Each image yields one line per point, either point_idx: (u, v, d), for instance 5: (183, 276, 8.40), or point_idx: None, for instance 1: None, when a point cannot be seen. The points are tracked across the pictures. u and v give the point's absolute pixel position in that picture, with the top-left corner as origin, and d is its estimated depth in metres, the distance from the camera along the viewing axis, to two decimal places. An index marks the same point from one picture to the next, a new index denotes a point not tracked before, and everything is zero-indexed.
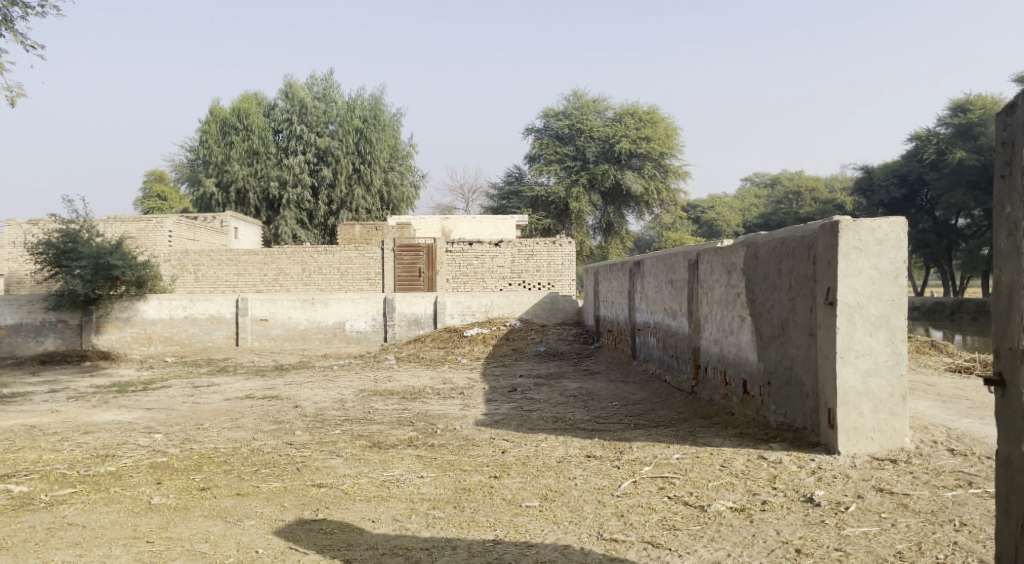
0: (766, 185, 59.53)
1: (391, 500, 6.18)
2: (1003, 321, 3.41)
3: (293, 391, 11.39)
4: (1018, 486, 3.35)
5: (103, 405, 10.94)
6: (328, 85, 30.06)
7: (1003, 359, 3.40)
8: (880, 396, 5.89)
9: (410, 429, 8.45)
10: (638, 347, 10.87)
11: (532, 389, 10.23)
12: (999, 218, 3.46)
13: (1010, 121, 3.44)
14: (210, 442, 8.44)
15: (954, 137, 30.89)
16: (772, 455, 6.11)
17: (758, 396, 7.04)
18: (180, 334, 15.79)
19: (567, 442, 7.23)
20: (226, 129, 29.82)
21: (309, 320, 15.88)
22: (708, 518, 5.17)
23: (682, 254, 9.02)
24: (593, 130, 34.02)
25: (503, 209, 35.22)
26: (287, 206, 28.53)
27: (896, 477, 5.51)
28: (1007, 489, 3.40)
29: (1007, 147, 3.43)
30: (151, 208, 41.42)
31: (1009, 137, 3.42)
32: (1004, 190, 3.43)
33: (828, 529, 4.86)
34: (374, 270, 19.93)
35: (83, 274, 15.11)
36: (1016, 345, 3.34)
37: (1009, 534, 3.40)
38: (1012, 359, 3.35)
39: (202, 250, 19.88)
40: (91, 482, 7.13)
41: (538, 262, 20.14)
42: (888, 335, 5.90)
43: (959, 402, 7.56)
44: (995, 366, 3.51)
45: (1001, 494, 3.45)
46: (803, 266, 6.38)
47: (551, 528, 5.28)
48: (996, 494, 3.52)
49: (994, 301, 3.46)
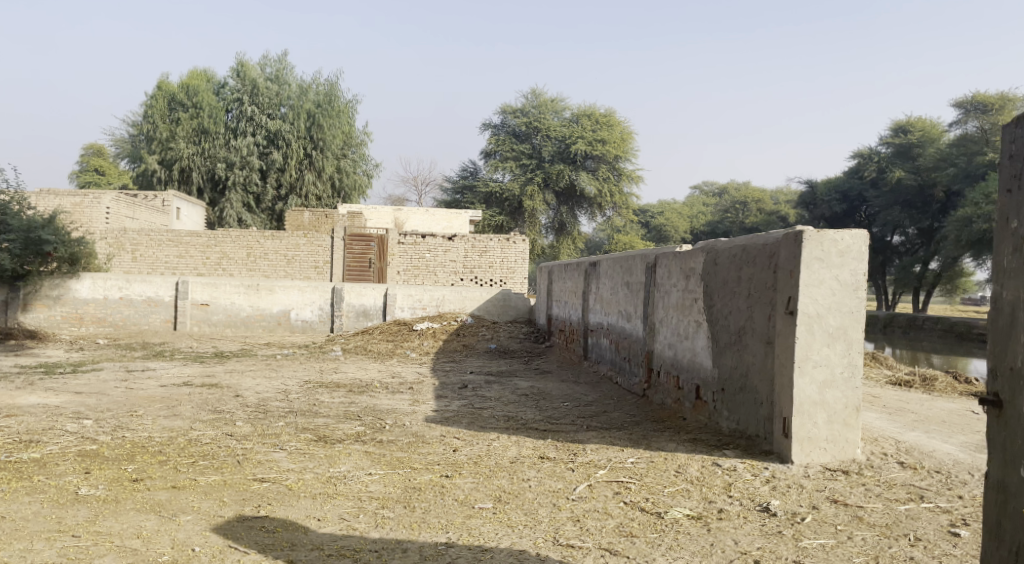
0: (714, 194, 60.33)
1: (338, 498, 6.00)
2: (1003, 340, 3.41)
3: (235, 380, 11.08)
4: (1012, 510, 3.37)
5: (29, 387, 10.50)
6: (282, 67, 29.43)
7: (1001, 380, 3.41)
8: (835, 407, 5.90)
9: (357, 424, 8.26)
10: (590, 348, 10.85)
11: (482, 386, 10.11)
12: (1001, 233, 3.46)
13: (1020, 135, 3.42)
14: (145, 430, 8.12)
15: (895, 156, 31.63)
16: (726, 463, 6.08)
17: (711, 402, 7.04)
18: (114, 316, 15.29)
19: (519, 443, 7.12)
20: (173, 106, 29.06)
21: (253, 307, 15.53)
22: (665, 525, 5.12)
23: (639, 258, 8.99)
24: (550, 129, 33.95)
25: (457, 203, 35.05)
26: (233, 188, 27.80)
27: (849, 488, 5.53)
28: (999, 513, 3.42)
29: (1015, 162, 3.42)
30: (88, 182, 40.19)
31: (1018, 150, 3.41)
32: (1009, 205, 3.42)
33: (785, 540, 4.85)
34: (323, 259, 19.54)
35: (13, 249, 14.32)
36: (1017, 366, 3.34)
37: (999, 559, 3.43)
38: (1013, 380, 3.36)
39: (140, 229, 19.28)
40: (12, 470, 6.79)
41: (491, 259, 20.05)
42: (846, 347, 5.91)
43: (905, 415, 7.67)
44: (988, 385, 3.52)
45: (990, 516, 3.47)
46: (763, 275, 6.38)
47: (504, 532, 5.18)
48: (983, 517, 3.53)
49: (993, 319, 3.46)
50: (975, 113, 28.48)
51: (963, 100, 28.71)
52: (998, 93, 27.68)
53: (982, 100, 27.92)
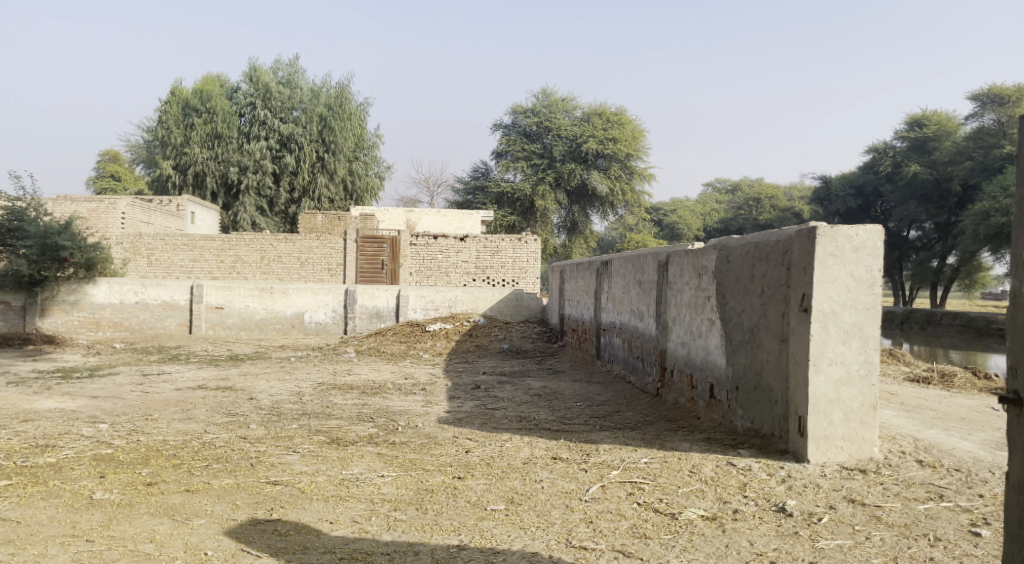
0: (727, 191, 60.05)
1: (350, 500, 5.97)
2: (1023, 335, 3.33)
3: (249, 383, 11.10)
4: None
5: (45, 392, 10.55)
6: (294, 71, 29.51)
7: (1020, 378, 3.33)
8: (851, 405, 5.83)
9: (370, 426, 8.23)
10: (603, 347, 10.78)
11: (495, 387, 10.05)
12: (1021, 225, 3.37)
13: None
14: (159, 434, 8.14)
15: (910, 150, 31.39)
16: (741, 462, 6.02)
17: (725, 400, 6.97)
18: (130, 320, 15.36)
19: (532, 444, 7.08)
20: (186, 111, 29.19)
21: (267, 310, 15.55)
22: (680, 526, 5.06)
23: (651, 256, 8.92)
24: (561, 128, 33.86)
25: (469, 203, 35.03)
26: (246, 192, 27.90)
27: (867, 487, 5.45)
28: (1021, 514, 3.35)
29: None
30: (104, 188, 40.46)
31: None
32: None
33: (802, 540, 4.79)
34: (336, 261, 19.54)
35: (29, 255, 14.57)
36: None
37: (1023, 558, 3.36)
38: None
39: (156, 234, 19.39)
40: (28, 474, 6.81)
41: (503, 259, 20.00)
42: (861, 344, 5.84)
43: (923, 412, 7.57)
44: (1009, 383, 3.44)
45: (1013, 518, 3.39)
46: (776, 272, 6.31)
47: (517, 534, 5.14)
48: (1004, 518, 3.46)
49: (1012, 315, 3.38)
50: (991, 105, 28.19)
51: (979, 93, 28.43)
52: (1015, 85, 27.42)
53: (998, 92, 27.65)
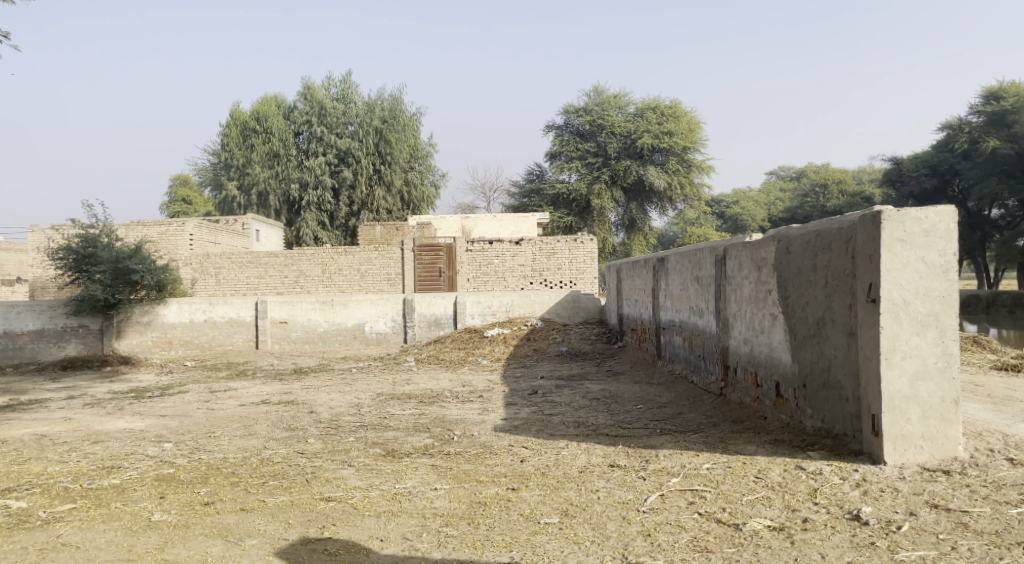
0: (791, 178, 58.66)
1: (401, 516, 5.76)
2: None
3: (310, 396, 11.03)
4: None
5: (117, 412, 10.63)
6: (346, 86, 29.68)
7: None
8: (929, 401, 5.38)
9: (426, 436, 8.03)
10: (664, 346, 10.40)
11: (553, 391, 9.77)
12: None
13: None
14: (219, 451, 8.07)
15: (988, 125, 29.97)
16: (812, 465, 5.63)
17: (793, 399, 6.55)
18: (200, 337, 15.51)
19: (589, 451, 6.79)
20: (246, 133, 30.67)
21: (329, 322, 15.52)
22: (745, 538, 4.72)
23: (708, 250, 8.54)
24: (614, 125, 33.43)
25: (524, 207, 34.80)
26: (307, 208, 28.26)
27: (951, 491, 5.01)
28: None
29: None
30: (177, 212, 41.65)
31: None
32: None
33: (880, 553, 4.42)
34: (394, 271, 19.61)
35: (103, 279, 14.85)
36: None
37: None
38: None
39: (223, 253, 19.66)
40: (92, 497, 6.78)
41: (560, 260, 19.59)
42: (938, 334, 5.39)
43: (1013, 404, 7.02)
44: None
45: None
46: (841, 261, 5.88)
47: (571, 550, 4.86)
48: None
49: None
50: None
51: None
52: None
53: None
